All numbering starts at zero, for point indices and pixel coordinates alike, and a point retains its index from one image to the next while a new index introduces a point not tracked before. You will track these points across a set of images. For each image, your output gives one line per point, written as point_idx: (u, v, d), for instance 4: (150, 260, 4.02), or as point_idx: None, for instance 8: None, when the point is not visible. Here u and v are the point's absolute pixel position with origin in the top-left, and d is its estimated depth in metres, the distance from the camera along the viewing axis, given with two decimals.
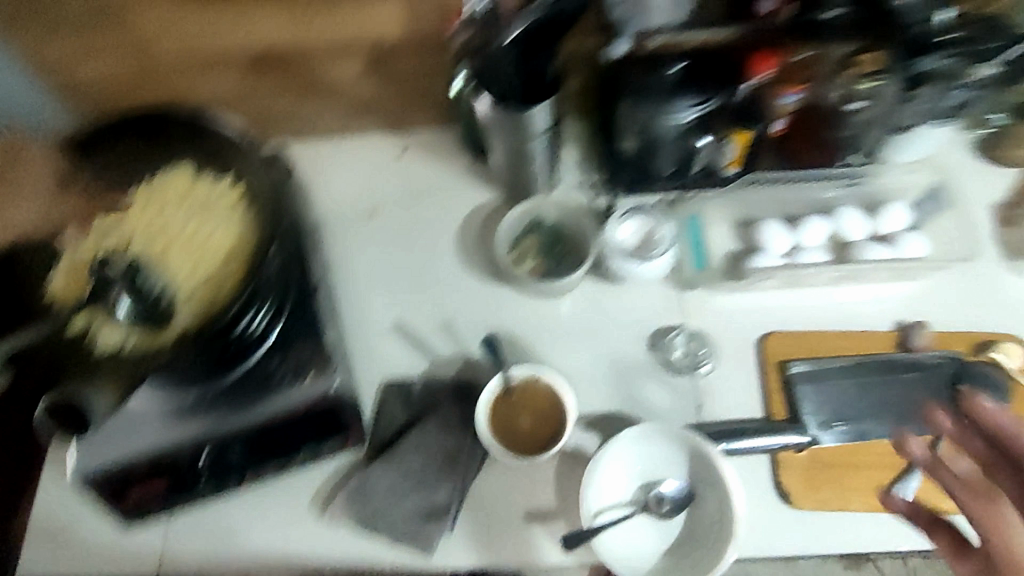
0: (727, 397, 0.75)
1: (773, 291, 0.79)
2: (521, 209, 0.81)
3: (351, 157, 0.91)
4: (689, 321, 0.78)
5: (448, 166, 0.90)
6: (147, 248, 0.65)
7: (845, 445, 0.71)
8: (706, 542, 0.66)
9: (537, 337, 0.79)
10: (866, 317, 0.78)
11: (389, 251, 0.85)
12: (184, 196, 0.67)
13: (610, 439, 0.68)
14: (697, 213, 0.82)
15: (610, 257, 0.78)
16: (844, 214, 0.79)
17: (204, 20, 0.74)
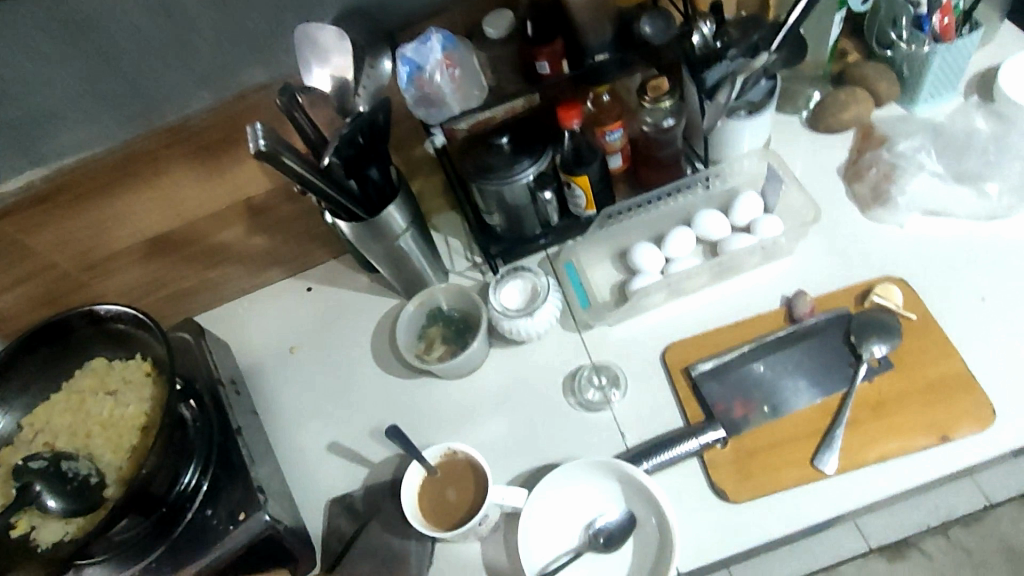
0: (646, 417, 0.77)
1: (663, 304, 0.84)
2: (415, 303, 0.87)
3: (264, 306, 0.98)
4: (594, 357, 0.82)
5: (352, 286, 0.96)
6: (71, 441, 0.73)
7: (764, 426, 0.73)
8: (655, 563, 0.67)
9: (462, 413, 0.82)
10: (753, 303, 0.81)
11: (312, 378, 0.90)
12: (100, 385, 0.76)
13: (536, 486, 0.70)
14: (573, 259, 0.88)
15: (500, 319, 0.81)
16: (702, 217, 0.85)
17: (92, 224, 0.82)
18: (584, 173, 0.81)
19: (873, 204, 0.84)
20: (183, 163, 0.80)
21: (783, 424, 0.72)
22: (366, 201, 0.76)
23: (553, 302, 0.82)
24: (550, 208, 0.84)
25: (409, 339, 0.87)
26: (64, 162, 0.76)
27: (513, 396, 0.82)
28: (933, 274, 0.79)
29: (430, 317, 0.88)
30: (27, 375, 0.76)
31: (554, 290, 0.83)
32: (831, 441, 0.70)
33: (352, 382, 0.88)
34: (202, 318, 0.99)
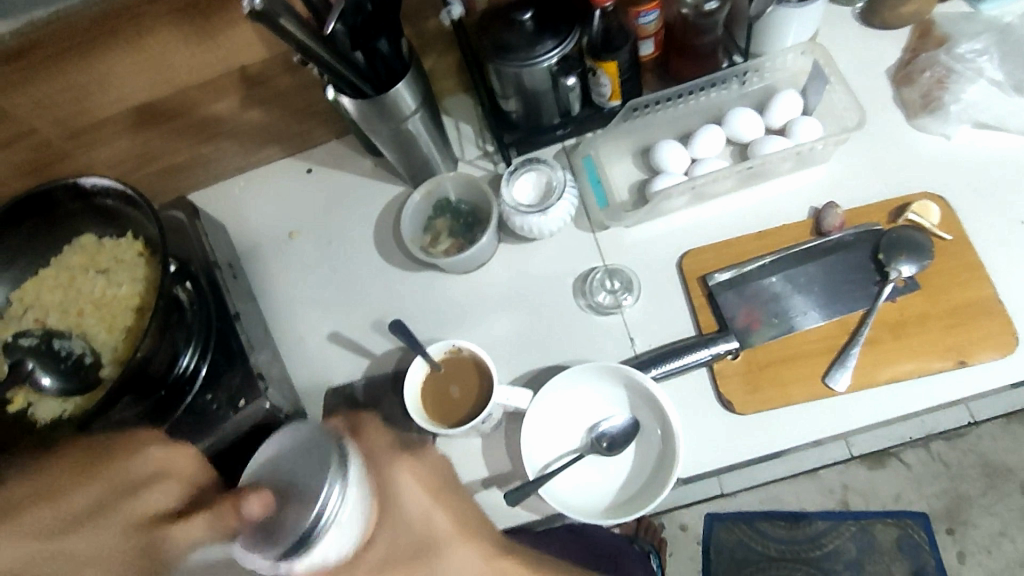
0: (657, 324, 0.75)
1: (684, 208, 0.79)
2: (422, 191, 0.82)
3: (261, 186, 0.93)
4: (607, 259, 0.79)
5: (354, 170, 0.91)
6: (62, 319, 0.70)
7: (779, 340, 0.71)
8: (656, 470, 0.67)
9: (468, 309, 0.80)
10: (779, 213, 0.77)
11: (313, 265, 0.87)
12: (92, 262, 0.73)
13: (542, 389, 0.69)
14: (591, 154, 0.83)
15: (511, 216, 0.77)
16: (736, 115, 0.79)
17: (72, 88, 0.74)
18: (613, 59, 0.74)
19: (922, 111, 0.77)
20: (169, 25, 0.71)
21: (797, 339, 0.71)
22: (373, 77, 0.69)
23: (569, 199, 0.77)
24: (573, 97, 0.77)
25: (414, 229, 0.82)
26: (35, 15, 0.66)
27: (520, 295, 0.79)
28: (975, 193, 0.74)
29: (437, 208, 0.84)
30: (14, 248, 0.73)
31: (570, 187, 0.78)
32: (844, 359, 0.69)
33: (353, 271, 0.85)
34: (197, 195, 0.94)
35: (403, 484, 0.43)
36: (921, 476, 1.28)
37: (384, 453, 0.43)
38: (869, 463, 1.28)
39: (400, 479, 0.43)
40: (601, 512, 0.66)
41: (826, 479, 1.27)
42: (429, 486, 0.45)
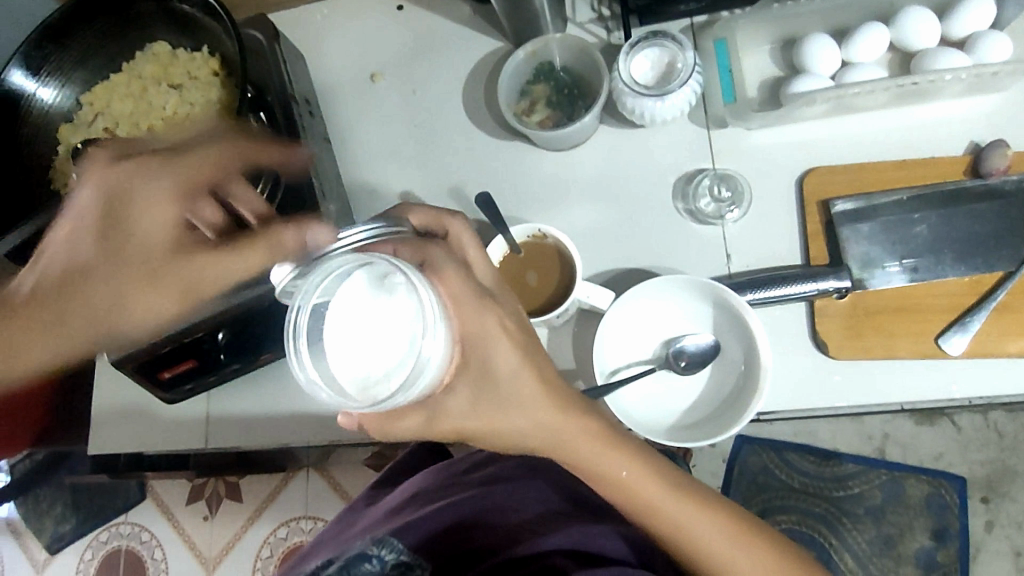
0: (761, 245, 0.68)
1: (821, 119, 0.69)
2: (526, 50, 0.73)
3: (345, 16, 0.83)
4: (718, 163, 0.70)
5: (449, 14, 0.81)
6: (131, 132, 0.66)
7: (896, 288, 0.63)
8: (732, 400, 0.63)
9: (554, 192, 0.73)
10: (930, 142, 0.67)
11: (392, 116, 0.80)
12: (164, 75, 0.67)
13: (625, 293, 0.64)
14: (726, 37, 0.71)
15: (623, 97, 0.68)
16: (913, 17, 0.66)
17: None
18: None
19: None
20: None
21: (916, 291, 0.63)
22: None
23: (692, 86, 0.67)
24: None
25: (509, 94, 0.74)
26: None
27: (615, 186, 0.72)
28: None
29: (539, 73, 0.75)
30: (85, 45, 0.67)
31: (697, 72, 0.67)
32: (966, 322, 0.61)
33: (435, 129, 0.78)
34: (275, 16, 0.85)
35: (488, 341, 0.45)
36: None
37: (471, 302, 0.45)
38: None
39: (493, 336, 0.45)
40: (665, 430, 0.63)
41: None
42: (503, 345, 0.45)
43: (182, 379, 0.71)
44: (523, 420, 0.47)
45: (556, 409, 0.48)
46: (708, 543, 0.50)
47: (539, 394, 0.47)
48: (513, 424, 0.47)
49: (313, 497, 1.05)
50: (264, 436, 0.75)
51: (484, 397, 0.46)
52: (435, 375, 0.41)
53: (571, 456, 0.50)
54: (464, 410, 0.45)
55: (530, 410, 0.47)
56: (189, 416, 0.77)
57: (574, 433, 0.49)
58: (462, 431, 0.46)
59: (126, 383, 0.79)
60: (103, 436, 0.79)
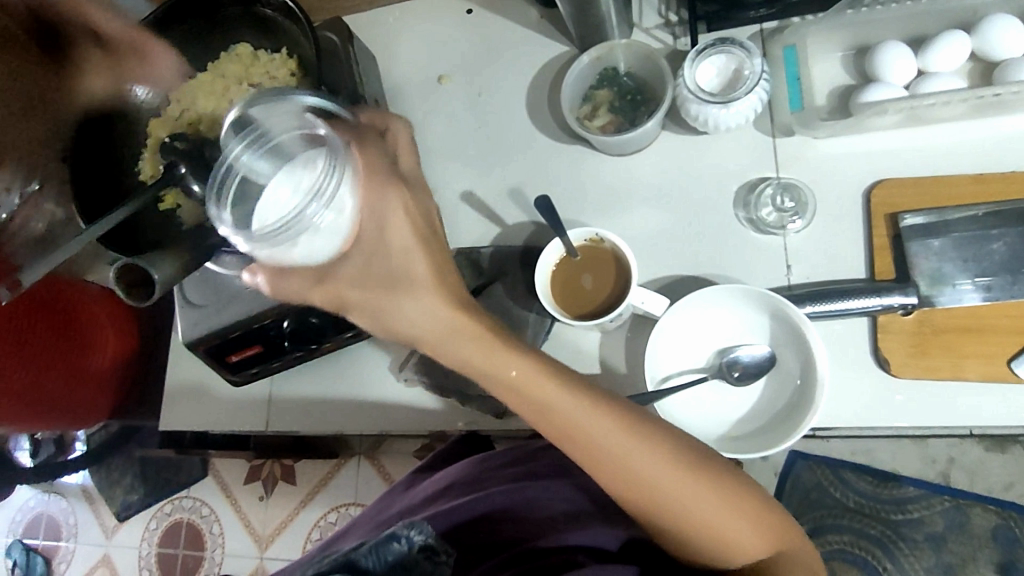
0: (824, 257, 0.66)
1: (892, 130, 0.67)
2: (589, 56, 0.73)
3: (414, 20, 0.86)
4: (783, 172, 0.69)
5: (516, 18, 0.82)
6: (213, 129, 0.70)
7: (966, 308, 0.61)
8: (787, 415, 0.62)
9: (612, 197, 0.73)
10: (1010, 156, 0.64)
11: (456, 118, 0.82)
12: (246, 75, 0.71)
13: (680, 300, 0.64)
14: (795, 44, 0.70)
15: (688, 104, 0.68)
16: (997, 26, 0.63)
17: None
18: None
19: None
20: None
21: (988, 311, 0.61)
22: None
23: (758, 94, 0.66)
24: None
25: (573, 99, 0.75)
26: None
27: (676, 193, 0.71)
28: None
29: (602, 78, 0.75)
30: (175, 44, 0.71)
31: (764, 80, 0.66)
32: None
33: (497, 131, 0.80)
34: (348, 19, 0.89)
35: (387, 223, 0.46)
36: None
37: (380, 185, 0.47)
38: None
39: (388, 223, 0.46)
40: (715, 439, 0.63)
41: None
42: (394, 226, 0.46)
43: (249, 363, 0.76)
44: (414, 310, 0.48)
45: (446, 303, 0.48)
46: (694, 512, 0.47)
47: (430, 283, 0.47)
48: (405, 309, 0.48)
49: (362, 485, 1.09)
50: (322, 422, 0.78)
51: (372, 273, 0.47)
52: (330, 245, 0.45)
53: (479, 368, 0.49)
54: (352, 278, 0.47)
55: (422, 297, 0.47)
56: (254, 399, 0.81)
57: (471, 334, 0.49)
58: (338, 297, 0.47)
59: (198, 365, 0.84)
60: (175, 415, 0.84)
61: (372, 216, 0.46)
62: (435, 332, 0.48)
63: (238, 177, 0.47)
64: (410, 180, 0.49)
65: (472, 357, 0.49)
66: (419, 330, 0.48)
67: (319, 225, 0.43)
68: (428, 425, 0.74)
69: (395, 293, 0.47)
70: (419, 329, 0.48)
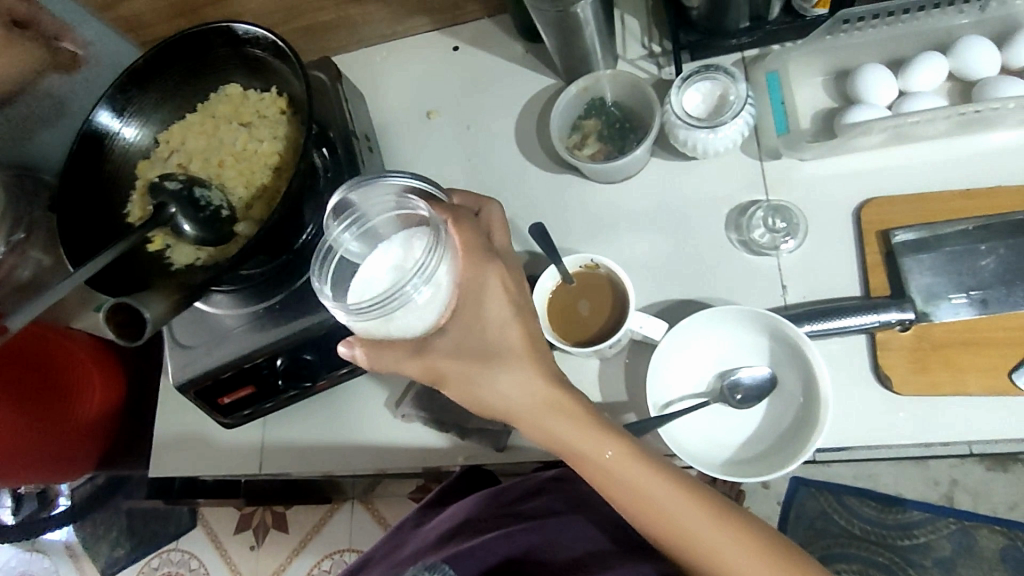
0: (817, 276, 0.67)
1: (877, 149, 0.68)
2: (576, 87, 0.75)
3: (401, 58, 0.87)
4: (773, 194, 0.70)
5: (501, 53, 0.84)
6: (204, 168, 0.70)
7: (962, 322, 0.61)
8: (792, 436, 0.61)
9: (604, 224, 0.74)
10: (994, 171, 0.65)
11: (446, 151, 0.82)
12: (235, 114, 0.71)
13: (679, 323, 0.64)
14: (777, 70, 0.71)
15: (676, 129, 0.69)
16: (971, 47, 0.65)
17: None
18: None
19: None
20: None
21: (983, 323, 0.61)
22: None
23: (744, 118, 0.67)
24: None
25: (561, 129, 0.76)
26: None
27: (667, 218, 0.72)
28: None
29: (590, 107, 0.76)
30: (166, 88, 0.72)
31: (748, 104, 0.68)
32: None
33: (488, 162, 0.80)
34: (335, 59, 0.90)
35: (482, 301, 0.52)
36: None
37: (476, 260, 0.52)
38: (990, 463, 1.16)
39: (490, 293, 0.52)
40: (721, 464, 0.61)
41: (933, 470, 1.17)
42: (491, 300, 0.52)
43: (241, 404, 0.74)
44: (505, 382, 0.52)
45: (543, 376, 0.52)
46: (707, 545, 0.51)
47: (524, 355, 0.52)
48: (496, 382, 0.52)
49: (357, 530, 1.06)
50: (316, 463, 0.76)
51: (468, 345, 0.52)
52: (427, 318, 0.50)
53: (552, 433, 0.53)
54: (449, 350, 0.51)
55: (517, 369, 0.52)
56: (245, 443, 0.79)
57: (561, 405, 0.53)
58: (440, 370, 0.52)
59: (187, 409, 0.82)
60: (162, 462, 0.81)
61: (465, 290, 0.52)
62: (519, 404, 0.52)
63: (337, 257, 0.53)
64: (508, 259, 0.55)
65: (550, 424, 0.53)
66: (502, 402, 0.52)
67: (417, 302, 0.48)
68: (426, 462, 0.72)
69: (485, 369, 0.52)
70: (505, 403, 0.52)
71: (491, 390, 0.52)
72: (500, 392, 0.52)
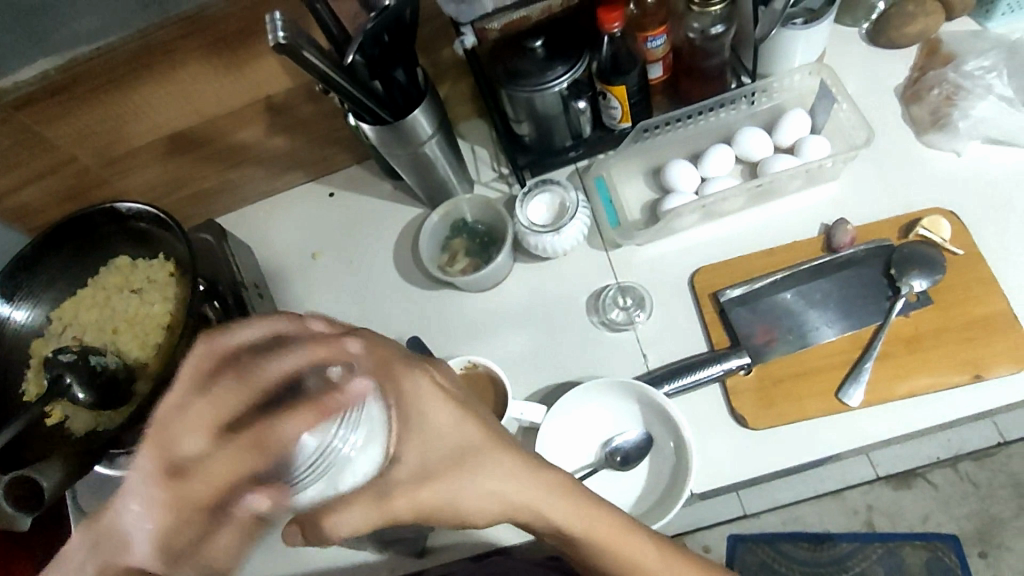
0: (669, 340, 0.76)
1: (695, 227, 0.81)
2: (439, 214, 0.85)
3: (285, 210, 0.97)
4: (620, 277, 0.80)
5: (374, 194, 0.94)
6: (97, 336, 0.74)
7: (790, 357, 0.71)
8: (670, 486, 0.68)
9: (483, 327, 0.82)
10: (789, 229, 0.78)
11: (334, 285, 0.90)
12: (126, 283, 0.76)
13: (557, 404, 0.71)
14: (603, 175, 0.85)
15: (527, 236, 0.79)
16: (746, 136, 0.80)
17: (110, 117, 0.78)
18: (620, 84, 0.76)
19: (930, 128, 0.78)
20: (199, 55, 0.75)
21: (807, 354, 0.71)
22: (391, 103, 0.72)
23: (581, 219, 0.79)
24: (584, 119, 0.81)
25: (432, 251, 0.85)
26: (78, 52, 0.71)
27: (537, 313, 0.81)
28: (987, 206, 0.74)
29: (454, 229, 0.86)
30: (56, 268, 0.77)
31: (582, 207, 0.80)
32: (857, 376, 0.69)
33: (374, 290, 0.88)
34: (223, 219, 0.98)
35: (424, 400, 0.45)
36: (949, 496, 1.25)
37: (400, 363, 0.44)
38: (895, 483, 1.25)
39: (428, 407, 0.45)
40: None
41: (851, 500, 1.24)
42: (440, 406, 0.45)
43: None
44: (478, 481, 0.47)
45: (516, 462, 0.49)
46: None
47: (489, 442, 0.48)
48: (471, 484, 0.46)
49: None
50: None
51: (434, 455, 0.45)
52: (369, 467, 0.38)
53: (543, 514, 0.50)
54: (409, 479, 0.42)
55: (491, 464, 0.47)
56: None
57: (544, 494, 0.49)
58: (417, 504, 0.42)
59: None
60: None
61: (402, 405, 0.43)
62: (489, 504, 0.47)
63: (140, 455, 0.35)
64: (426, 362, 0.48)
65: (549, 504, 0.50)
66: (467, 515, 0.47)
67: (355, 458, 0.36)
68: None
69: (461, 472, 0.46)
70: (484, 510, 0.47)
71: (458, 501, 0.46)
72: (486, 499, 0.47)
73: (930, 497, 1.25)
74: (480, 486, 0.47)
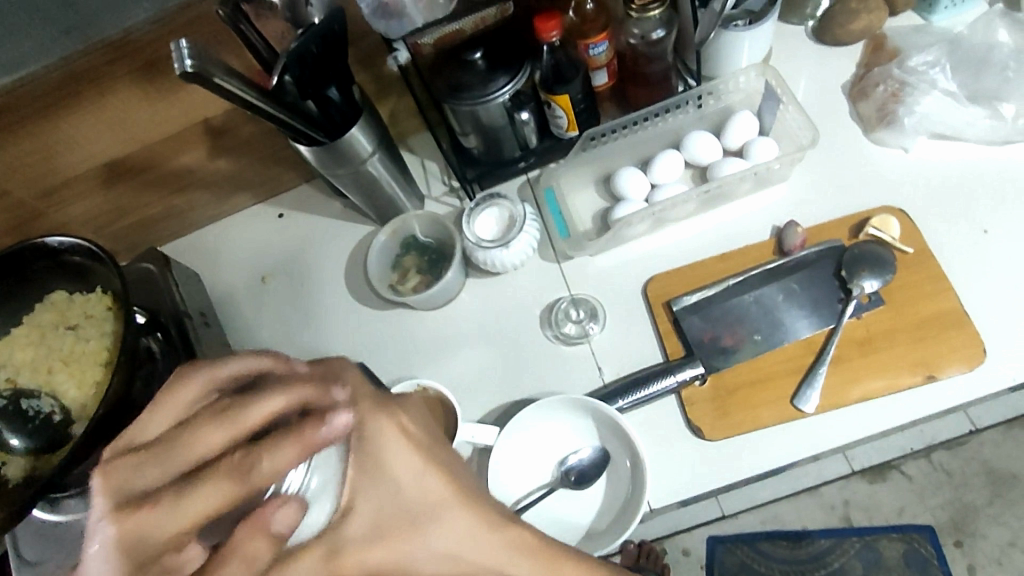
0: (624, 352, 0.75)
1: (646, 235, 0.79)
2: (387, 233, 0.83)
3: (233, 234, 0.94)
4: (573, 289, 0.79)
5: (323, 213, 0.92)
6: (32, 377, 0.71)
7: (744, 365, 0.70)
8: (626, 503, 0.66)
9: (437, 346, 0.80)
10: (741, 234, 0.77)
11: (285, 309, 0.88)
12: (61, 319, 0.74)
13: (509, 424, 0.69)
14: (552, 186, 0.83)
15: (475, 252, 0.78)
16: (693, 140, 0.79)
17: (39, 148, 0.75)
18: (565, 91, 0.75)
19: (878, 125, 0.77)
20: (128, 81, 0.72)
21: (752, 363, 0.70)
22: (327, 123, 0.70)
23: (530, 232, 0.77)
24: (530, 130, 0.79)
25: (382, 270, 0.83)
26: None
27: (490, 329, 0.79)
28: (935, 203, 0.73)
29: (404, 246, 0.84)
30: None
31: (531, 220, 0.78)
32: (813, 379, 0.68)
33: (325, 313, 0.86)
34: (171, 245, 0.96)
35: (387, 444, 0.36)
36: (924, 487, 1.24)
37: (369, 402, 0.36)
38: (870, 477, 1.24)
39: (376, 457, 0.35)
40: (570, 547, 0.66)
41: (828, 496, 1.22)
42: (409, 445, 0.37)
43: None
44: (444, 541, 0.36)
45: (476, 517, 0.37)
46: None
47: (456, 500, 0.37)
48: (431, 546, 0.36)
49: None
50: None
51: (386, 519, 0.34)
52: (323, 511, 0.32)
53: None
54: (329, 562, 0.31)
55: (453, 522, 0.37)
56: None
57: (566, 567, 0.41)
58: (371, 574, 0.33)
59: None
60: None
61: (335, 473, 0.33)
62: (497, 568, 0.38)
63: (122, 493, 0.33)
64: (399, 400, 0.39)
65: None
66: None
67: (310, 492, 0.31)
68: None
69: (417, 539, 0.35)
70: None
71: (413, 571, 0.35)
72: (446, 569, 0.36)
73: (905, 490, 1.24)
74: (441, 549, 0.36)
